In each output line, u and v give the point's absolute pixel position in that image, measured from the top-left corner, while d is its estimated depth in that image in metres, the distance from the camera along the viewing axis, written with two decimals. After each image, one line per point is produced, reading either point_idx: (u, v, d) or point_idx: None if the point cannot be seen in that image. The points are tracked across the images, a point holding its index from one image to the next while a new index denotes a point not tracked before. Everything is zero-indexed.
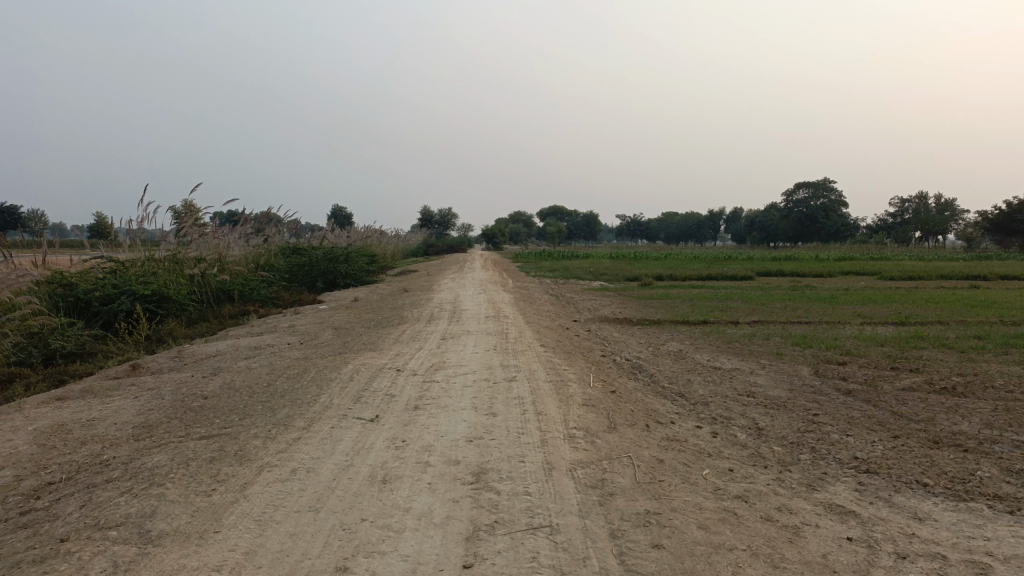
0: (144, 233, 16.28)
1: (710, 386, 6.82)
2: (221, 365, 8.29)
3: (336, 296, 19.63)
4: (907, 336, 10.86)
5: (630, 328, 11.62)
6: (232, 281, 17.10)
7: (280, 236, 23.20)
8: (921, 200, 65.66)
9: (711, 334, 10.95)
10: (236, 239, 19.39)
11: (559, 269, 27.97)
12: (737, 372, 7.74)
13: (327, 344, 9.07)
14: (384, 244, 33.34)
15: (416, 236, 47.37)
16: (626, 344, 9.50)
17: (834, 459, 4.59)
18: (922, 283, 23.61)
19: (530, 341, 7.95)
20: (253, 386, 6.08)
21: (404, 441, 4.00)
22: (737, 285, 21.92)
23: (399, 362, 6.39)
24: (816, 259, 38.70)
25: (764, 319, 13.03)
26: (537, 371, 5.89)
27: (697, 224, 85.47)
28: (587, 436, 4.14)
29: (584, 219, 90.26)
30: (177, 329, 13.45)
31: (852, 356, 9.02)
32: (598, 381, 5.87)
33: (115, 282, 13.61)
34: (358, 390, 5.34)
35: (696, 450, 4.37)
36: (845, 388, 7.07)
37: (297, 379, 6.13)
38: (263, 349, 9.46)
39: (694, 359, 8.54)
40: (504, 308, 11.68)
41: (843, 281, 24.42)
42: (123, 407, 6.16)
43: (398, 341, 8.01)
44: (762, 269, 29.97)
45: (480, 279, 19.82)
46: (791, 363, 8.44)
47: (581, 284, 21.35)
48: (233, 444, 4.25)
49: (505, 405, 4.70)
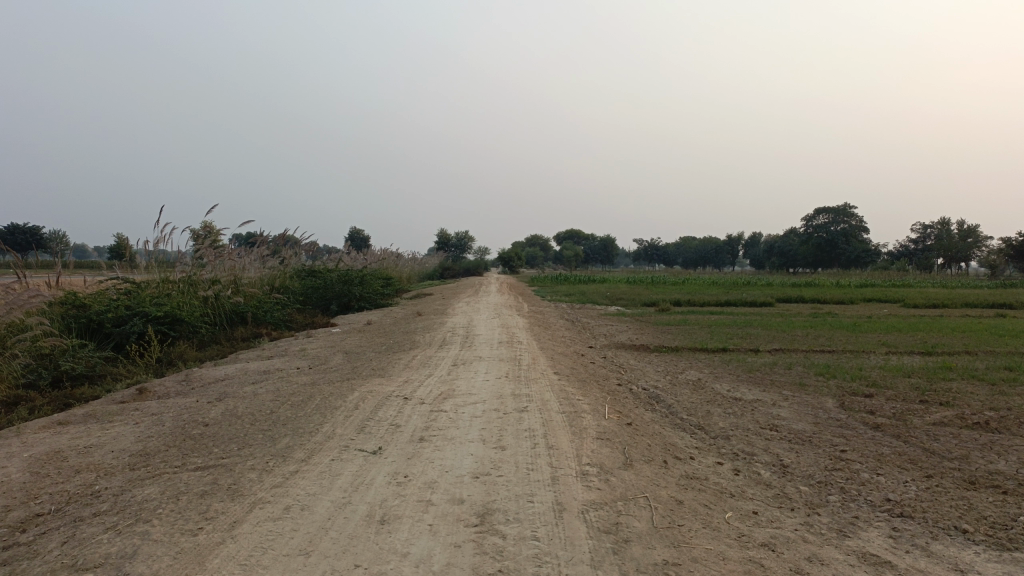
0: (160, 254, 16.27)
1: (730, 419, 6.55)
2: (227, 390, 8.12)
3: (351, 319, 19.49)
4: (935, 367, 10.50)
5: (647, 355, 11.35)
6: (246, 303, 17.02)
7: (296, 258, 23.18)
8: (943, 226, 64.82)
9: (731, 362, 10.66)
10: (252, 261, 19.37)
11: (575, 294, 27.79)
12: (759, 404, 7.46)
13: (337, 369, 8.89)
14: (400, 268, 33.30)
15: (433, 259, 47.35)
16: (643, 373, 9.23)
17: (865, 501, 4.31)
18: (947, 311, 23.13)
19: (543, 368, 7.71)
20: (255, 414, 5.88)
21: (406, 477, 3.77)
22: (757, 311, 21.57)
23: (407, 390, 6.18)
24: (837, 285, 38.17)
25: (785, 347, 12.71)
26: (550, 401, 5.66)
27: (715, 249, 85.00)
28: (601, 473, 3.89)
29: (601, 243, 90.08)
30: (188, 351, 13.34)
31: (878, 387, 8.71)
32: (613, 412, 5.63)
33: (129, 303, 13.54)
34: (362, 419, 5.12)
35: (718, 490, 4.11)
36: (873, 422, 6.76)
37: (301, 406, 5.92)
38: (272, 373, 9.29)
39: (713, 388, 8.26)
40: (518, 333, 11.45)
41: (865, 308, 23.99)
42: (122, 434, 5.98)
43: (407, 367, 7.80)
44: (783, 295, 29.57)
45: (495, 303, 19.62)
46: (815, 395, 8.13)
47: (598, 309, 21.10)
48: (227, 477, 4.03)
49: (515, 438, 4.47)
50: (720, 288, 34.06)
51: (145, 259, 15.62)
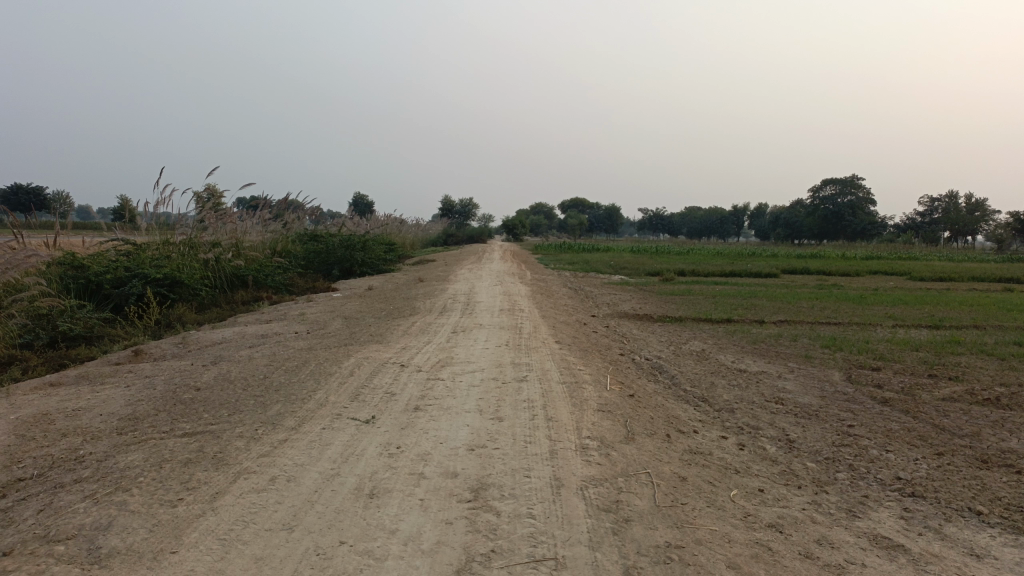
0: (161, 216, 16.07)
1: (735, 391, 6.38)
2: (224, 354, 7.99)
3: (352, 284, 19.34)
4: (943, 341, 10.32)
5: (651, 325, 11.18)
6: (247, 266, 16.85)
7: (298, 222, 22.96)
8: (951, 199, 64.17)
9: (736, 334, 10.49)
10: (254, 224, 19.17)
11: (579, 262, 27.58)
12: (764, 376, 7.30)
13: (335, 334, 8.74)
14: (403, 234, 33.09)
15: (437, 226, 47.09)
16: (647, 343, 9.06)
17: (874, 480, 4.15)
18: (954, 285, 22.90)
19: (545, 337, 7.55)
20: (249, 379, 5.74)
21: (398, 448, 3.62)
22: (762, 283, 21.37)
23: (404, 357, 6.02)
24: (843, 258, 37.88)
25: (791, 319, 12.52)
26: (550, 370, 5.50)
27: (720, 219, 84.49)
28: (602, 448, 3.73)
29: (607, 211, 89.40)
30: (187, 314, 13.21)
31: (886, 361, 8.54)
32: (615, 383, 5.47)
33: (128, 265, 13.39)
34: (356, 387, 4.97)
35: (722, 466, 3.96)
36: (881, 397, 6.60)
37: (294, 372, 5.77)
38: (270, 338, 9.15)
39: (717, 360, 8.10)
40: (520, 301, 11.27)
41: (871, 281, 23.76)
42: (112, 397, 5.84)
43: (406, 334, 7.64)
44: (788, 267, 29.30)
45: (498, 271, 19.42)
46: (821, 368, 7.97)
47: (601, 278, 20.91)
48: (213, 445, 3.88)
49: (513, 409, 4.31)
50: (724, 259, 33.79)
51: (147, 221, 15.43)
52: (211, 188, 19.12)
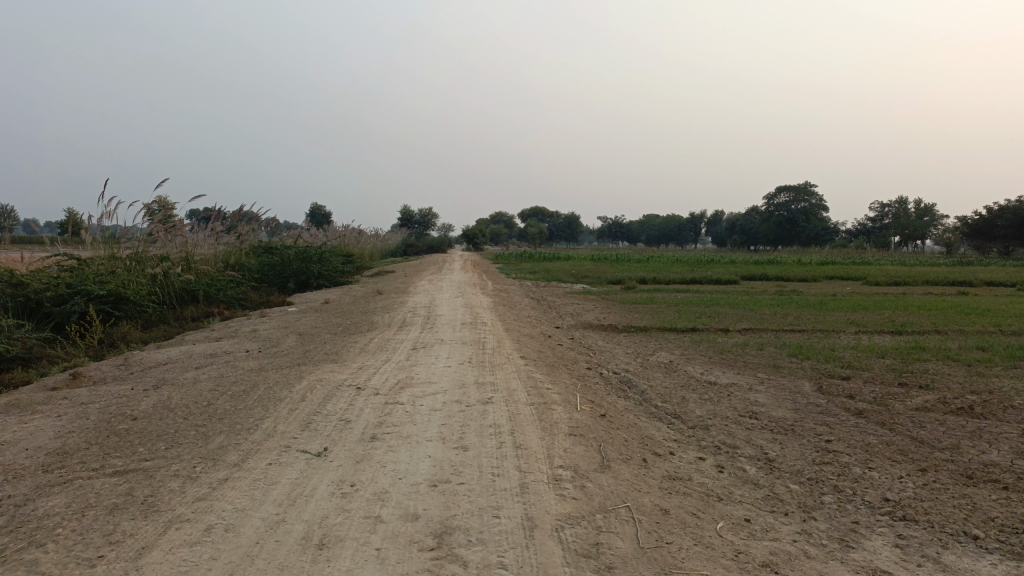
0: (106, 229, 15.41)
1: (707, 406, 6.15)
2: (168, 376, 7.52)
3: (308, 297, 18.81)
4: (908, 347, 10.26)
5: (616, 336, 10.94)
6: (198, 281, 16.24)
7: (252, 234, 22.32)
8: (901, 205, 65.67)
9: (702, 343, 10.31)
10: (205, 237, 18.56)
11: (540, 272, 27.32)
12: (735, 388, 7.09)
13: (288, 352, 8.32)
14: (361, 245, 32.53)
15: (396, 236, 46.55)
16: (613, 355, 8.81)
17: (862, 502, 3.92)
18: (909, 289, 23.21)
19: (509, 352, 7.23)
20: (192, 406, 5.32)
21: (352, 486, 3.27)
22: (723, 290, 21.38)
23: (360, 378, 5.66)
24: (799, 263, 38.29)
25: (755, 327, 12.41)
26: (516, 390, 5.19)
27: (677, 227, 85.34)
28: (576, 479, 3.43)
29: (566, 219, 89.86)
30: (133, 332, 12.61)
31: (854, 370, 8.41)
32: (585, 402, 5.17)
33: (70, 281, 12.74)
34: (308, 414, 4.60)
35: (705, 493, 3.69)
36: (854, 409, 6.42)
37: (242, 397, 5.36)
38: (219, 357, 8.68)
39: (686, 372, 7.87)
40: (482, 314, 10.94)
41: (830, 286, 23.97)
42: (41, 428, 5.37)
43: (363, 352, 7.26)
44: (747, 273, 29.49)
45: (458, 282, 19.09)
46: (791, 378, 7.80)
47: (563, 287, 20.69)
48: (144, 488, 3.48)
49: (479, 436, 3.99)
50: (684, 266, 33.88)
51: (92, 235, 14.77)
52: (161, 200, 18.46)
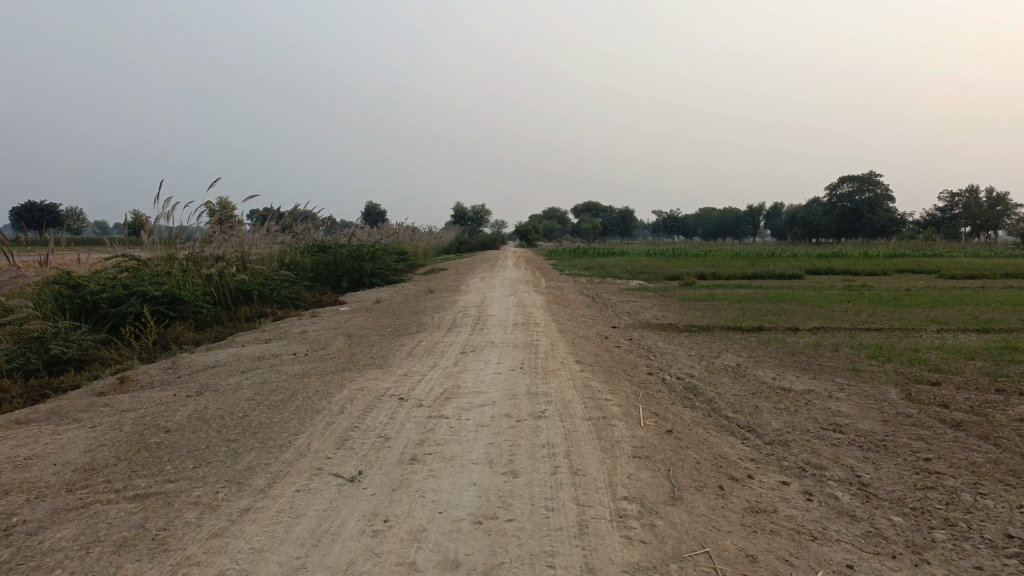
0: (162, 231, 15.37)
1: (783, 418, 5.57)
2: (212, 382, 7.26)
3: (361, 296, 18.64)
4: (999, 348, 9.43)
5: (677, 336, 10.35)
6: (252, 280, 16.18)
7: (307, 232, 22.29)
8: (972, 194, 62.89)
9: (771, 344, 9.65)
10: (261, 236, 18.56)
11: (595, 268, 26.71)
12: (812, 396, 6.48)
13: (335, 355, 8.00)
14: (414, 243, 32.44)
15: (450, 234, 46.47)
16: (675, 358, 8.25)
17: (982, 541, 3.33)
18: (988, 282, 21.95)
19: (563, 356, 6.76)
20: (226, 417, 4.99)
21: (385, 522, 2.85)
22: (787, 285, 20.51)
23: (405, 387, 5.26)
24: (866, 256, 36.82)
25: (826, 325, 11.65)
26: (572, 401, 4.71)
27: (735, 220, 83.43)
28: (644, 515, 2.95)
29: (620, 214, 88.78)
30: (186, 332, 12.53)
31: (943, 374, 7.68)
32: (650, 415, 4.67)
33: (126, 282, 12.74)
34: (345, 429, 4.21)
35: (795, 530, 3.17)
36: (951, 420, 5.75)
37: (278, 408, 5.01)
38: (266, 360, 8.41)
39: (756, 377, 7.26)
40: (536, 314, 10.49)
41: (901, 280, 22.82)
42: (74, 441, 5.11)
43: (410, 357, 6.87)
44: (812, 267, 28.35)
45: (511, 279, 18.72)
46: (873, 383, 7.13)
47: (619, 284, 20.11)
48: (158, 519, 3.13)
49: (531, 459, 3.54)
50: (745, 260, 32.83)
51: (149, 235, 14.76)
52: (219, 199, 18.56)
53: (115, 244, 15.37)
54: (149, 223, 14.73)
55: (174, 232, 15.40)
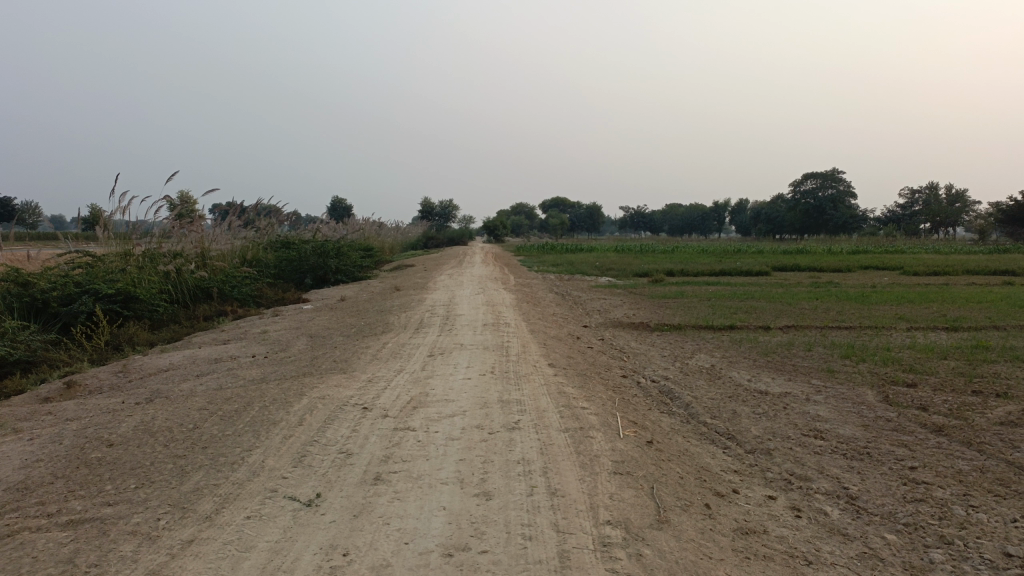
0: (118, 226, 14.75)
1: (763, 423, 5.38)
2: (165, 388, 6.88)
3: (325, 294, 18.21)
4: (970, 347, 9.37)
5: (649, 336, 10.14)
6: (212, 277, 15.67)
7: (270, 227, 21.74)
8: (931, 192, 64.06)
9: (743, 343, 9.51)
10: (222, 231, 18.04)
11: (563, 264, 26.46)
12: (790, 399, 6.31)
13: (296, 358, 7.66)
14: (381, 239, 31.98)
15: (416, 230, 45.92)
16: (648, 359, 8.04)
17: (982, 560, 3.14)
18: (950, 279, 22.22)
19: (535, 360, 6.51)
20: (175, 430, 4.65)
21: (345, 556, 2.56)
22: (755, 282, 20.51)
23: (369, 395, 4.96)
24: (830, 253, 37.19)
25: (797, 324, 11.55)
26: (546, 411, 4.46)
27: (701, 216, 83.91)
28: (629, 542, 2.71)
29: (588, 209, 88.71)
30: (140, 332, 12.03)
31: (919, 375, 7.56)
32: (628, 424, 4.44)
33: (78, 280, 12.21)
34: (303, 444, 3.90)
35: (788, 554, 2.95)
36: (932, 425, 5.61)
37: (232, 419, 4.68)
38: (224, 364, 8.02)
39: (732, 379, 7.09)
40: (505, 313, 10.20)
41: (866, 277, 23.00)
42: (9, 455, 4.73)
43: (375, 360, 6.56)
44: (779, 263, 28.49)
45: (479, 276, 18.43)
46: (850, 385, 6.99)
47: (588, 281, 19.94)
48: (92, 553, 2.81)
49: (505, 478, 3.28)
50: (712, 256, 32.91)
51: (104, 230, 14.16)
52: (180, 193, 17.99)
53: (68, 239, 14.75)
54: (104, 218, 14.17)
55: (131, 227, 14.84)
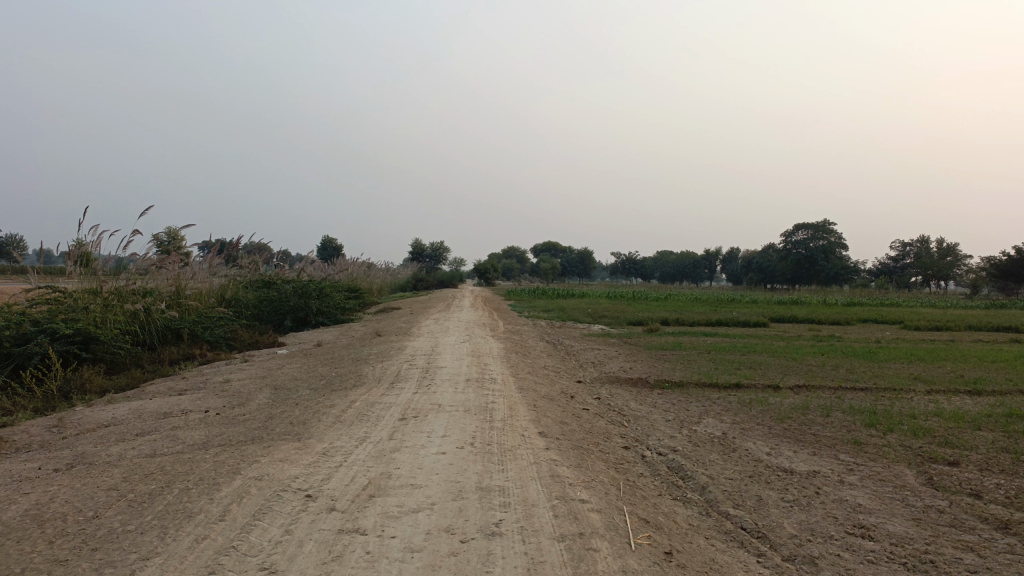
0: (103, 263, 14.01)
1: (797, 516, 4.46)
2: (92, 451, 5.87)
3: (305, 338, 17.23)
4: (1001, 415, 8.51)
5: (649, 394, 9.22)
6: (184, 318, 14.69)
7: (251, 266, 20.80)
8: (922, 245, 63.99)
9: (755, 406, 8.60)
10: (201, 269, 17.14)
11: (553, 310, 25.59)
12: (821, 481, 5.40)
13: (252, 416, 6.69)
14: (368, 280, 31.07)
15: (404, 272, 44.99)
16: (651, 424, 7.10)
17: None
18: (953, 335, 21.46)
19: (524, 428, 5.59)
20: (69, 520, 3.67)
21: None
22: (753, 334, 19.70)
23: (317, 477, 4.02)
24: (825, 304, 36.48)
25: (807, 383, 10.64)
26: (537, 506, 3.53)
27: (692, 265, 83.25)
28: None
29: (578, 254, 88.10)
30: (96, 376, 10.99)
31: (956, 451, 6.65)
32: (638, 527, 3.50)
33: (36, 318, 11.24)
34: (215, 555, 2.98)
35: None
36: (994, 519, 4.69)
37: (142, 507, 3.73)
38: (170, 421, 7.02)
39: (749, 452, 6.18)
40: (491, 366, 9.27)
41: (867, 331, 22.22)
42: None
43: (336, 425, 5.61)
44: (775, 314, 27.65)
45: (467, 321, 17.52)
46: (884, 463, 6.08)
47: (581, 330, 19.08)
48: None
49: None
50: (707, 305, 32.05)
51: (75, 265, 13.24)
52: (165, 228, 17.16)
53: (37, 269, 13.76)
54: (76, 249, 13.26)
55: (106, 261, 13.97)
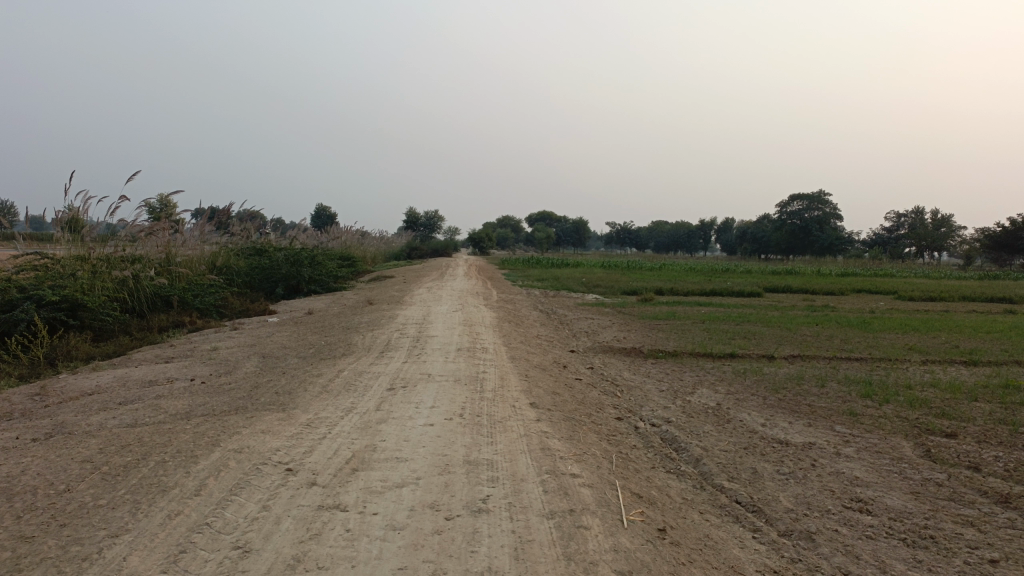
0: (94, 229, 13.77)
1: (793, 490, 4.36)
2: (72, 421, 5.73)
3: (296, 306, 17.05)
4: (997, 386, 8.43)
5: (643, 364, 9.11)
6: (173, 285, 14.48)
7: (242, 233, 20.54)
8: (917, 215, 63.90)
9: (749, 376, 8.49)
10: (192, 236, 16.90)
11: (547, 280, 25.44)
12: (817, 453, 5.29)
13: (238, 385, 6.54)
14: (361, 248, 30.83)
15: (398, 241, 44.71)
16: (644, 395, 6.99)
17: None
18: (947, 305, 21.42)
19: (514, 399, 5.46)
20: (39, 494, 3.53)
21: None
22: (748, 303, 19.60)
23: (298, 450, 3.87)
24: (819, 275, 36.40)
25: (802, 353, 10.56)
26: (526, 481, 3.40)
27: (687, 234, 83.03)
28: None
29: (573, 224, 87.83)
30: (83, 344, 10.82)
31: (953, 422, 6.55)
32: (630, 503, 3.37)
33: (21, 285, 11.03)
34: (187, 533, 2.84)
35: None
36: (994, 493, 4.59)
37: (116, 481, 3.58)
38: (154, 390, 6.87)
39: (743, 423, 6.07)
40: (483, 335, 9.13)
41: (862, 301, 22.16)
42: None
43: (322, 395, 5.47)
44: (770, 284, 27.58)
45: (460, 290, 17.36)
46: (880, 434, 5.98)
47: (575, 299, 18.95)
48: None
49: None
50: (701, 275, 31.93)
51: (64, 231, 12.99)
52: (158, 196, 16.88)
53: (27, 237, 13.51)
54: (65, 215, 12.99)
55: (96, 227, 13.73)
